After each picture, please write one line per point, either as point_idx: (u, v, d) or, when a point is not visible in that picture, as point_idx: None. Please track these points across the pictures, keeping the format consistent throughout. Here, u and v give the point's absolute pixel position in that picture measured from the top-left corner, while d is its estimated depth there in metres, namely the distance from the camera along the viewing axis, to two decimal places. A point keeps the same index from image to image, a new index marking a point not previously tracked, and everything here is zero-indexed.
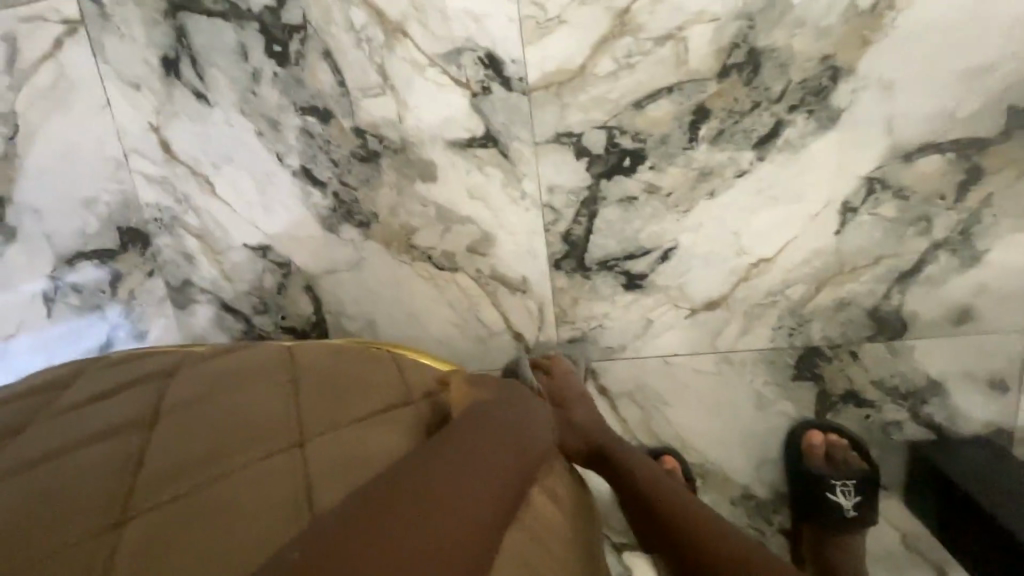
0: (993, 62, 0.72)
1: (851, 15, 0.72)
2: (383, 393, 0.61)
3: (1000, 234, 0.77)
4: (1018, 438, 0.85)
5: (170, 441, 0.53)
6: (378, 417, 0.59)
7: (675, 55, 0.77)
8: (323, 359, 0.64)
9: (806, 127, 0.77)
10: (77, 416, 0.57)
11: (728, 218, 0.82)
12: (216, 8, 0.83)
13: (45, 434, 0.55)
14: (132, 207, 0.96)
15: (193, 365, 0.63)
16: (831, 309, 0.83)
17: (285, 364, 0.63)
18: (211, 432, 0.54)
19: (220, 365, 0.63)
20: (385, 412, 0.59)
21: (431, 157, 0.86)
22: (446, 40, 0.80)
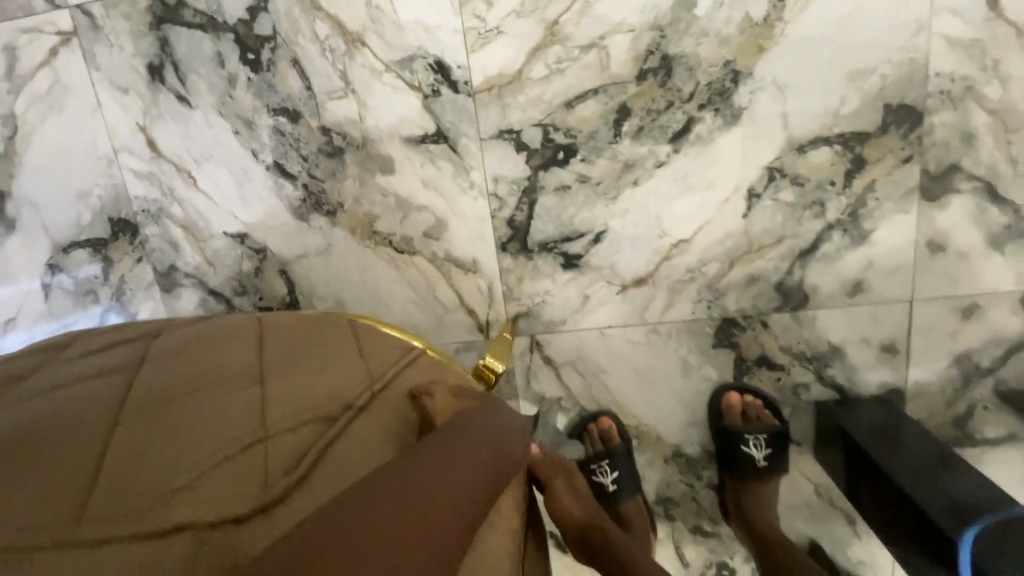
0: (871, 65, 0.83)
1: (747, 26, 0.83)
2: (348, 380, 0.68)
3: (884, 216, 0.89)
4: (910, 396, 0.97)
5: (153, 406, 0.62)
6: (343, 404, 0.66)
7: (599, 61, 0.88)
8: (295, 343, 0.72)
9: (714, 124, 0.88)
10: (73, 369, 0.66)
11: (650, 204, 0.93)
12: (196, 21, 0.94)
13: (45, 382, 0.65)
14: (123, 200, 1.06)
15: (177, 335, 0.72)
16: (743, 284, 0.95)
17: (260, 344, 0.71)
18: (190, 403, 0.62)
19: (200, 336, 0.72)
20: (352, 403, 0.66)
21: (389, 152, 0.96)
22: (400, 48, 0.91)
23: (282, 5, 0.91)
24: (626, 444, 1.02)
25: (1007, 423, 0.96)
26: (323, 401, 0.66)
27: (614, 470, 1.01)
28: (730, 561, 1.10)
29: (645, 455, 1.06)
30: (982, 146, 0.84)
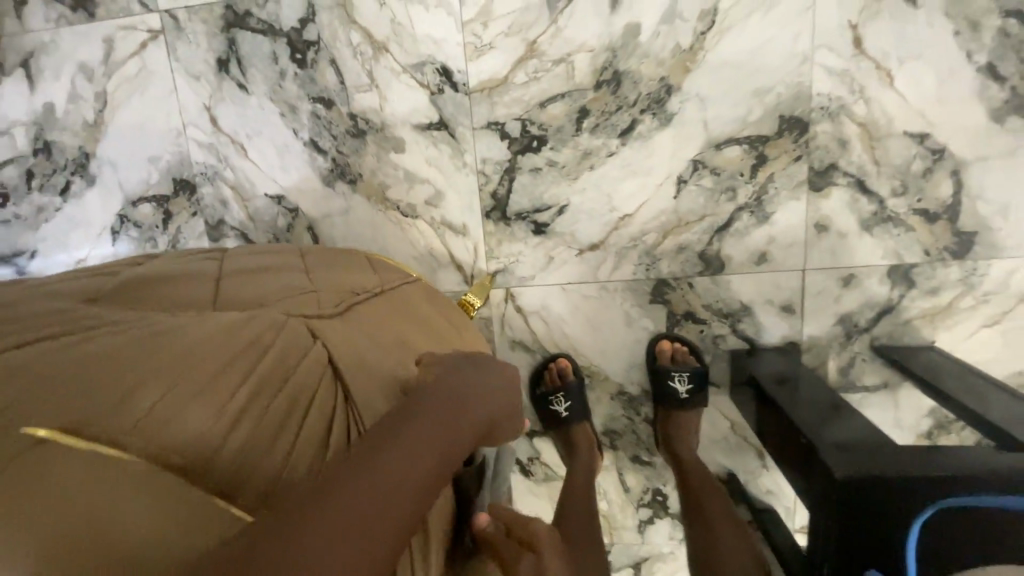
0: (770, 85, 1.10)
1: (677, 52, 1.11)
2: (375, 312, 0.79)
3: (781, 201, 1.15)
4: (805, 348, 1.22)
5: (204, 291, 0.70)
6: (370, 327, 0.74)
7: (566, 73, 1.15)
8: (336, 279, 0.83)
9: (652, 124, 1.14)
10: (150, 266, 0.78)
11: (603, 185, 1.19)
12: (259, 27, 1.21)
13: (128, 269, 0.76)
14: (186, 164, 1.32)
15: (236, 260, 0.84)
16: (673, 251, 1.20)
17: (304, 274, 0.83)
18: (240, 297, 0.71)
19: (257, 264, 0.84)
20: (378, 328, 0.75)
21: (402, 135, 1.23)
22: (415, 56, 1.18)
23: (326, 19, 1.19)
24: (578, 380, 1.26)
25: (881, 372, 1.21)
26: (349, 298, 0.78)
27: (568, 401, 1.24)
28: (663, 488, 1.35)
29: (595, 392, 1.31)
30: (853, 150, 1.11)
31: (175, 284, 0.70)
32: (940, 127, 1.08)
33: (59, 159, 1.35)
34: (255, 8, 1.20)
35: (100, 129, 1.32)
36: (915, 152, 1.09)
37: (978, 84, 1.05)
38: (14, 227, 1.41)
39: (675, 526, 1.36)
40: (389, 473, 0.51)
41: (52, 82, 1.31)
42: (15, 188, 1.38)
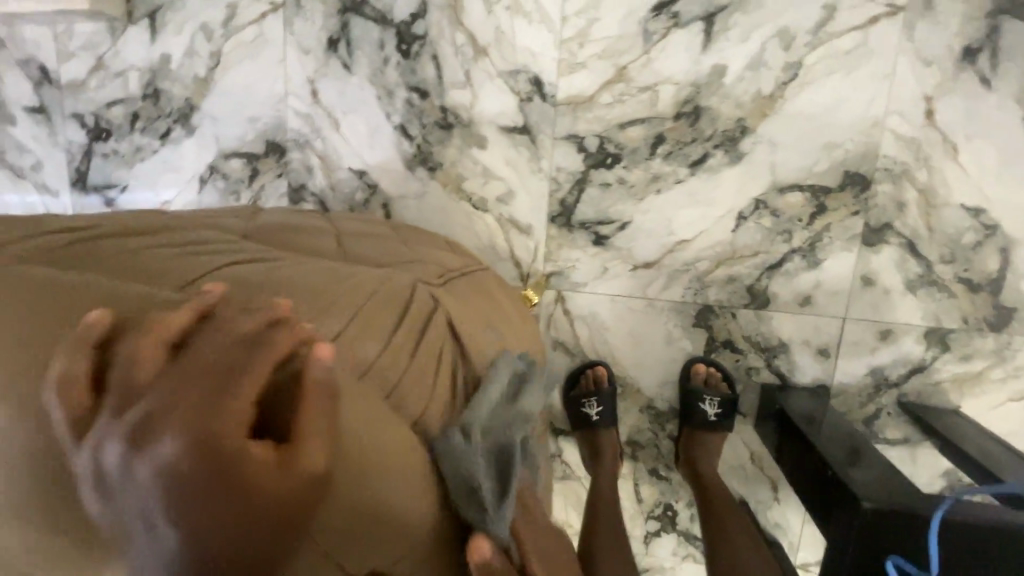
0: (840, 141, 1.17)
1: (758, 97, 1.18)
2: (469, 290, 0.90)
3: (833, 249, 1.21)
4: (834, 392, 1.28)
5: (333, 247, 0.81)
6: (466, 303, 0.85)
7: (650, 100, 1.23)
8: (433, 252, 0.94)
9: (723, 159, 1.22)
10: (276, 218, 0.89)
11: (667, 209, 1.26)
12: (373, 15, 1.31)
13: (258, 219, 0.88)
14: (281, 129, 1.42)
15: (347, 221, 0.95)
16: (723, 280, 1.27)
17: (406, 243, 0.94)
18: (362, 256, 0.82)
19: (365, 227, 0.95)
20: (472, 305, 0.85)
21: (486, 133, 1.31)
22: (512, 63, 1.27)
23: (435, 17, 1.28)
24: (612, 388, 1.31)
25: (904, 428, 1.26)
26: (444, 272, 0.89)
27: (599, 406, 1.29)
28: (675, 503, 1.40)
29: (625, 401, 1.37)
30: (909, 213, 1.17)
31: (302, 234, 0.82)
32: (997, 204, 1.13)
33: (165, 106, 1.46)
34: None
35: (208, 85, 1.42)
36: (969, 224, 1.15)
37: None
38: (112, 162, 1.52)
39: (680, 543, 1.41)
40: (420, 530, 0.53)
41: (172, 36, 1.42)
42: (119, 127, 1.50)
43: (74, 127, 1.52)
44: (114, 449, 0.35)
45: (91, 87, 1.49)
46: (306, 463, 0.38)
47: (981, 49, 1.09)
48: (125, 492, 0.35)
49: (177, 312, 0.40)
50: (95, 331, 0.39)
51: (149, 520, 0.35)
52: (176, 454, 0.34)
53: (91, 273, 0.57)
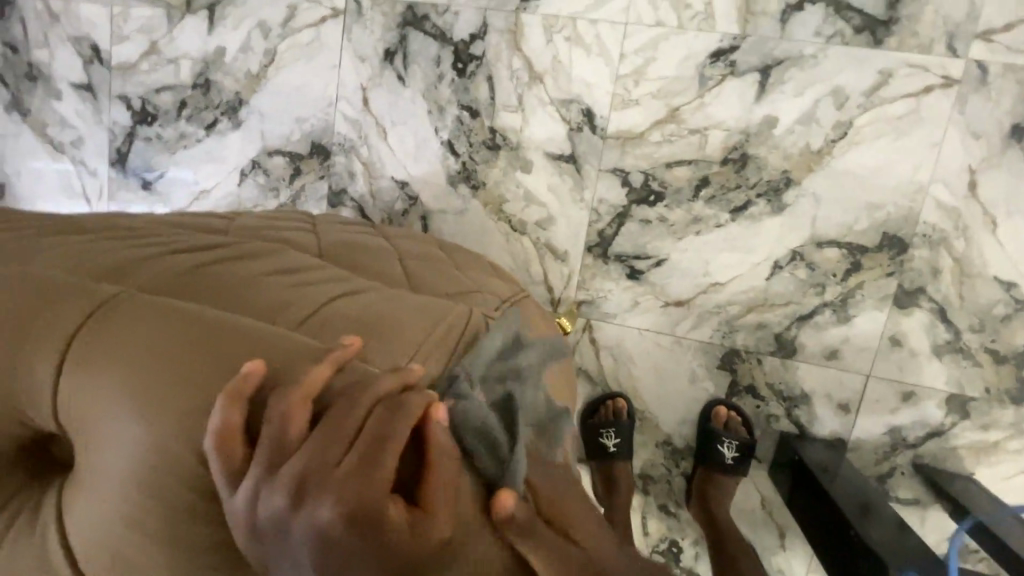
0: (882, 203, 1.19)
1: (806, 152, 1.20)
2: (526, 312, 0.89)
3: (864, 307, 1.23)
4: (851, 447, 1.29)
5: (396, 269, 0.82)
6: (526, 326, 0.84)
7: (699, 143, 1.24)
8: (485, 277, 0.95)
9: (765, 208, 1.24)
10: (338, 233, 0.91)
11: (704, 251, 1.28)
12: (433, 31, 1.32)
13: (322, 232, 0.89)
14: (328, 131, 1.43)
15: (405, 240, 0.97)
16: (752, 326, 1.29)
17: (460, 266, 0.95)
18: (424, 278, 0.82)
19: (421, 247, 0.97)
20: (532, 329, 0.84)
21: (532, 158, 1.33)
22: (566, 92, 1.29)
23: (494, 39, 1.29)
24: (631, 421, 1.32)
25: (916, 487, 1.27)
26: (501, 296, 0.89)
27: (616, 437, 1.30)
28: (681, 541, 1.39)
29: (642, 435, 1.38)
30: (943, 280, 1.19)
31: (367, 255, 0.83)
32: None
33: (214, 97, 1.47)
34: (433, 14, 1.32)
35: (260, 81, 1.43)
36: (1000, 296, 1.17)
37: None
38: (154, 146, 1.53)
39: None
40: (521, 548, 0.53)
41: (229, 30, 1.43)
42: (166, 113, 1.50)
43: (120, 108, 1.53)
44: (277, 501, 0.45)
45: (142, 70, 1.50)
46: (427, 523, 0.47)
47: None
48: (287, 538, 0.45)
49: (318, 369, 0.50)
50: (250, 387, 0.48)
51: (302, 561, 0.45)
52: (333, 515, 0.44)
53: (184, 294, 0.58)
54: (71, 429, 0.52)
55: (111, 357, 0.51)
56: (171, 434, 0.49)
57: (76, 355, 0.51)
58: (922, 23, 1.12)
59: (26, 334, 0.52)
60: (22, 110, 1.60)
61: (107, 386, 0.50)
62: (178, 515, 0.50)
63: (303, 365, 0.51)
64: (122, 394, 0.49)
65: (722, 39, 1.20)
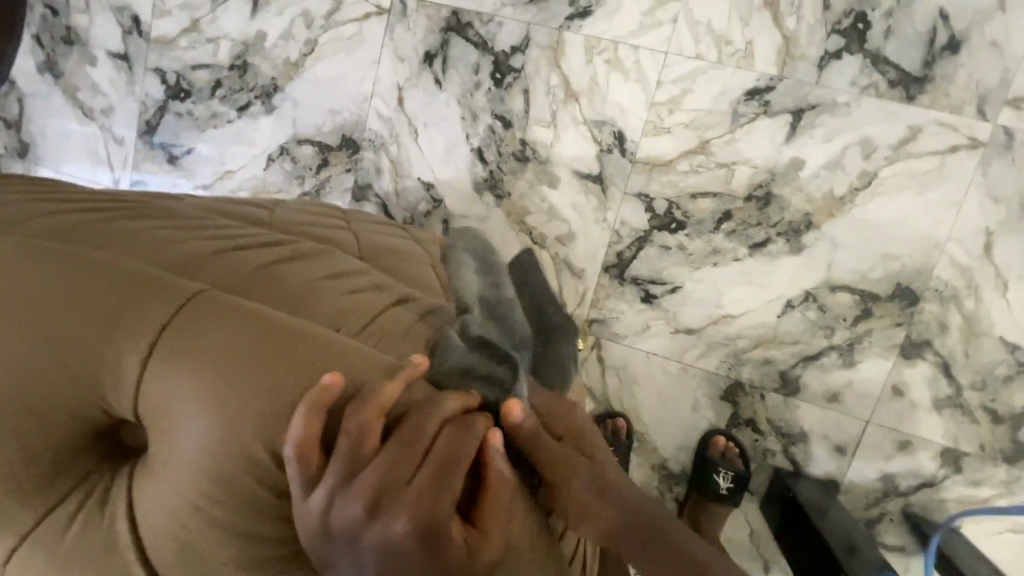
0: (898, 254, 1.21)
1: (829, 197, 1.22)
2: None
3: (870, 354, 1.25)
4: (843, 489, 1.31)
5: (429, 277, 0.85)
6: None
7: (725, 177, 1.27)
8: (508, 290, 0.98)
9: (783, 247, 1.26)
10: (371, 231, 0.93)
11: (719, 282, 1.30)
12: (475, 39, 1.34)
13: (356, 231, 0.91)
14: (359, 126, 1.44)
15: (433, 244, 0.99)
16: (759, 361, 1.31)
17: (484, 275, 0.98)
18: (455, 288, 0.85)
19: (448, 251, 0.99)
20: None
21: (560, 174, 1.34)
22: (600, 114, 1.31)
23: (535, 54, 1.31)
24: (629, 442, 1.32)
25: (904, 535, 1.29)
26: None
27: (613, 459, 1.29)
28: None
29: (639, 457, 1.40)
30: (950, 335, 1.21)
31: (401, 260, 0.86)
32: None
33: (250, 81, 1.47)
34: (477, 23, 1.33)
35: (297, 70, 1.45)
36: (1005, 358, 1.19)
37: None
38: (185, 122, 1.54)
39: None
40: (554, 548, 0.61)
41: (272, 16, 1.44)
42: (199, 91, 1.51)
43: (153, 80, 1.54)
44: (355, 510, 0.49)
45: (181, 46, 1.51)
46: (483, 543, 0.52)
47: None
48: (355, 544, 0.49)
49: (392, 387, 0.54)
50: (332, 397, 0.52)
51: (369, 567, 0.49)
52: (406, 528, 0.49)
53: (248, 290, 0.61)
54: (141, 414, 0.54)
55: (193, 355, 0.53)
56: (247, 435, 0.51)
57: (161, 348, 0.53)
58: (955, 84, 1.15)
59: (113, 321, 0.54)
60: (54, 72, 1.60)
61: (186, 380, 0.52)
62: (239, 512, 0.53)
63: (379, 378, 0.55)
64: (200, 390, 0.52)
65: (759, 78, 1.22)
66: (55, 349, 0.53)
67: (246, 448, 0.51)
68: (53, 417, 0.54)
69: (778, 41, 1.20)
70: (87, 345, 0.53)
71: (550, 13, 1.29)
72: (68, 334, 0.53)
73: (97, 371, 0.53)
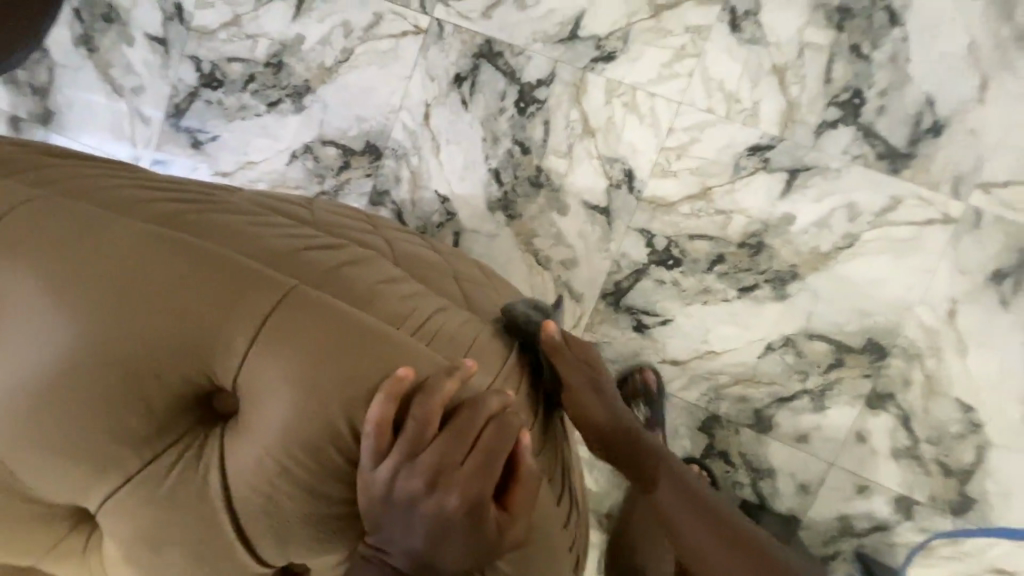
0: (871, 311, 1.32)
1: (815, 252, 1.33)
2: None
3: (838, 401, 1.35)
4: (803, 525, 1.39)
5: (457, 283, 0.96)
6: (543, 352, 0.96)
7: (722, 222, 1.36)
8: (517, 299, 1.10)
9: (769, 294, 1.35)
10: (402, 235, 1.05)
11: (707, 320, 1.39)
12: (504, 68, 1.42)
13: (390, 233, 1.03)
14: (384, 135, 1.50)
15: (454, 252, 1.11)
16: (737, 397, 1.40)
17: (498, 283, 1.10)
18: (479, 297, 0.97)
19: (464, 258, 1.10)
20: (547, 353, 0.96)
21: (570, 202, 1.43)
22: (613, 151, 1.40)
23: (558, 88, 1.40)
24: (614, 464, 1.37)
25: None
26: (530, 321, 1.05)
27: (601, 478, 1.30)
28: None
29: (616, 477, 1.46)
30: (912, 390, 1.32)
31: (432, 264, 0.97)
32: (986, 408, 1.28)
33: (283, 79, 1.54)
34: (507, 53, 1.42)
35: (331, 75, 1.51)
36: (958, 417, 1.30)
37: None
38: (214, 111, 1.59)
39: None
40: (553, 528, 0.80)
41: (312, 21, 1.51)
42: (232, 82, 1.57)
43: (188, 68, 1.59)
44: (417, 483, 0.66)
45: (220, 38, 1.56)
46: (510, 525, 0.70)
47: (1010, 275, 1.25)
48: (412, 509, 0.67)
49: (449, 383, 0.69)
50: (403, 388, 0.67)
51: (420, 526, 0.67)
52: (457, 503, 0.66)
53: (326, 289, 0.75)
54: (240, 388, 0.69)
55: (290, 342, 0.67)
56: (333, 414, 0.66)
57: (265, 336, 0.67)
58: (935, 164, 1.27)
59: (225, 309, 0.68)
60: (89, 47, 1.64)
61: (285, 363, 0.66)
62: (318, 478, 0.69)
63: (441, 375, 0.70)
64: (297, 373, 0.66)
65: (762, 137, 1.32)
66: (174, 323, 0.67)
67: (330, 424, 0.66)
68: (165, 380, 0.68)
69: (782, 106, 1.31)
70: (205, 328, 0.67)
71: (576, 53, 1.39)
72: (189, 314, 0.67)
73: (211, 347, 0.67)
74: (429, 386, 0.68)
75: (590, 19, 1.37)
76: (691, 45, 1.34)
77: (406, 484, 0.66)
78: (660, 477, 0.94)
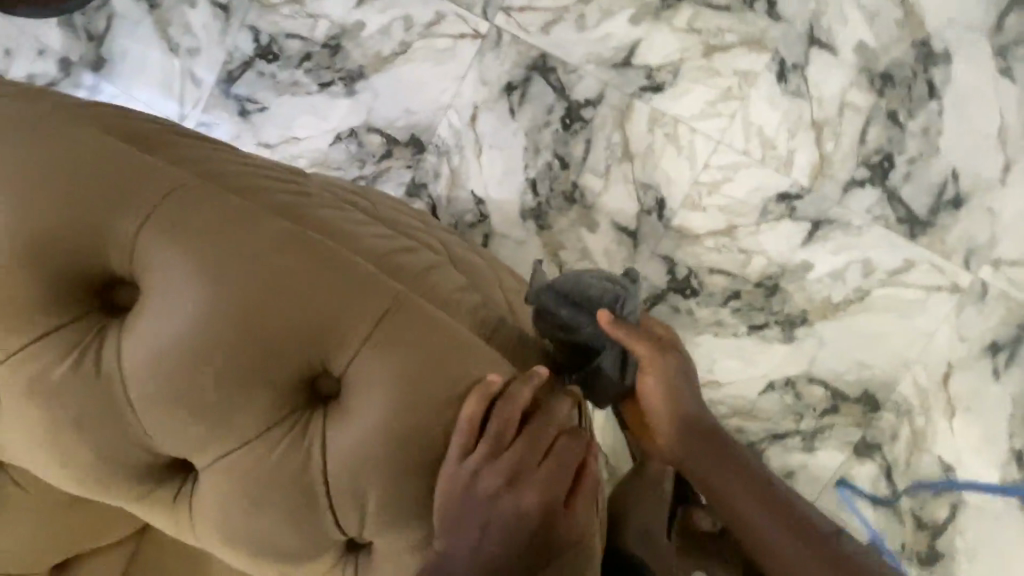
0: (871, 365, 1.38)
1: (826, 302, 1.39)
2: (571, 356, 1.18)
3: (828, 444, 1.42)
4: None
5: (497, 292, 1.05)
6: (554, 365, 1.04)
7: (743, 261, 1.42)
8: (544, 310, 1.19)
9: (777, 335, 1.42)
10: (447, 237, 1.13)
11: (715, 351, 1.45)
12: (555, 84, 1.47)
13: (436, 234, 1.12)
14: (429, 130, 1.54)
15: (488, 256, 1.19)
16: (733, 428, 1.45)
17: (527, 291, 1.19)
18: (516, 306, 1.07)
19: (494, 261, 1.18)
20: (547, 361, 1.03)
21: (600, 221, 1.48)
22: (649, 178, 1.45)
23: (604, 111, 1.45)
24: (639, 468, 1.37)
25: None
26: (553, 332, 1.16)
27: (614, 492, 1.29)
28: None
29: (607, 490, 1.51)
30: (898, 444, 1.39)
31: (477, 270, 1.06)
32: (965, 470, 1.36)
33: (339, 62, 1.57)
34: (560, 70, 1.47)
35: (386, 65, 1.55)
36: (937, 475, 1.37)
37: (1009, 459, 1.33)
38: (265, 83, 1.62)
39: None
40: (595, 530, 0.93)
41: (374, 11, 1.55)
42: (288, 58, 1.60)
43: (246, 38, 1.62)
44: (503, 481, 0.79)
45: (282, 13, 1.60)
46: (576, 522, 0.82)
47: (1004, 348, 1.33)
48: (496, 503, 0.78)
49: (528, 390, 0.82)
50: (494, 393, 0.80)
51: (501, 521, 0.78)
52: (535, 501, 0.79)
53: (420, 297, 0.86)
54: (350, 379, 0.79)
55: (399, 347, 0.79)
56: (434, 411, 0.79)
57: (377, 337, 0.79)
58: (950, 235, 1.33)
59: (344, 311, 0.79)
60: (151, 3, 1.67)
61: (396, 362, 0.78)
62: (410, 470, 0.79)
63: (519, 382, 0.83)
64: (405, 372, 0.78)
65: (792, 185, 1.38)
66: (301, 318, 0.77)
67: (428, 420, 0.78)
68: (281, 367, 0.78)
69: (815, 160, 1.37)
70: (327, 326, 0.78)
71: (627, 79, 1.44)
72: (316, 310, 0.78)
73: (330, 342, 0.78)
74: (509, 394, 0.81)
75: (645, 50, 1.42)
76: (737, 88, 1.39)
77: (495, 479, 0.79)
78: (711, 445, 1.09)
